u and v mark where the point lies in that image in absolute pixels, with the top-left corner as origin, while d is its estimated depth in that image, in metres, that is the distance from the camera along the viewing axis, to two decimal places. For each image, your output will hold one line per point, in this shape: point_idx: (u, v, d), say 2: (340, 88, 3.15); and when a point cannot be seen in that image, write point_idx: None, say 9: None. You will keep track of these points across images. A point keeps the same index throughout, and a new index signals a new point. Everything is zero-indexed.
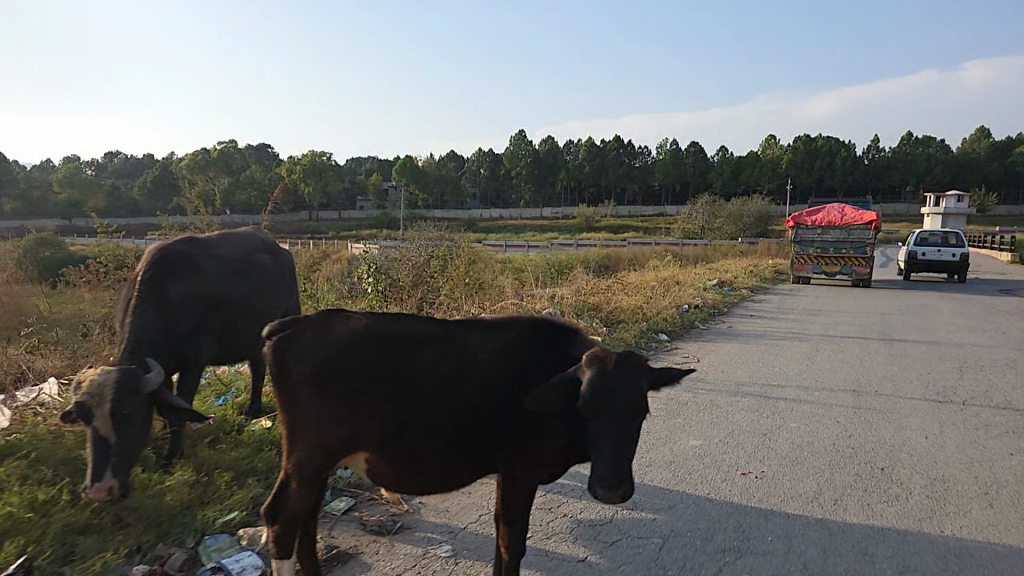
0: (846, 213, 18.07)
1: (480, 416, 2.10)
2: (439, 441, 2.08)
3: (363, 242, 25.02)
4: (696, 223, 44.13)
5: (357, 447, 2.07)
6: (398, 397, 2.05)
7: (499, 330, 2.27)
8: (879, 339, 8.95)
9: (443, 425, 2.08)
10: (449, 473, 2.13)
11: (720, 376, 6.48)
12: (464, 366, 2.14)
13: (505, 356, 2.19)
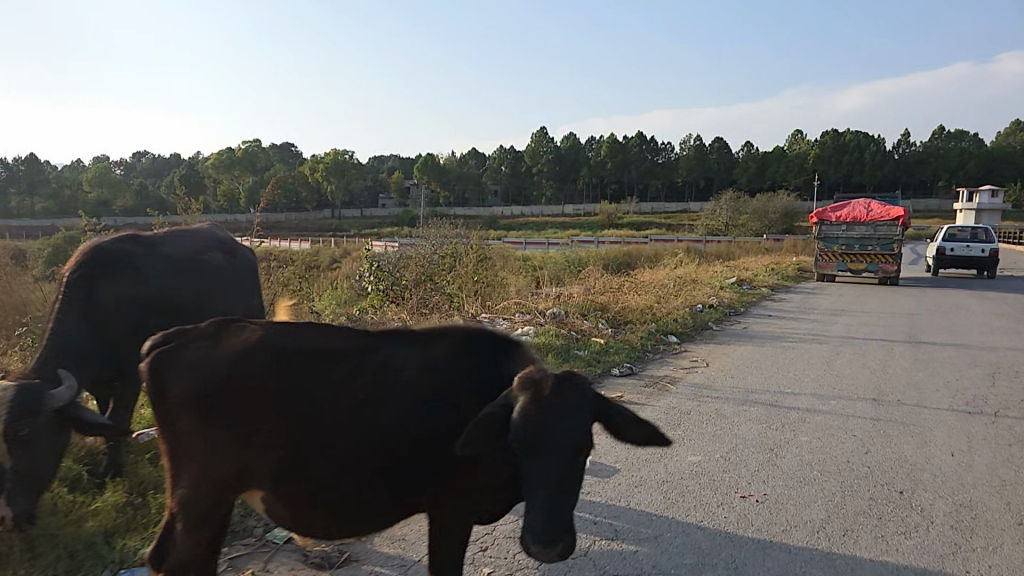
0: (872, 209, 17.50)
1: (398, 449, 1.75)
2: (347, 479, 1.74)
3: (381, 240, 24.91)
4: (719, 219, 42.80)
5: (252, 484, 1.73)
6: (298, 424, 1.72)
7: (431, 341, 1.92)
8: (904, 341, 8.44)
9: (350, 461, 1.74)
10: (364, 515, 1.79)
11: (728, 382, 6.06)
12: (376, 387, 1.78)
13: (430, 373, 1.82)
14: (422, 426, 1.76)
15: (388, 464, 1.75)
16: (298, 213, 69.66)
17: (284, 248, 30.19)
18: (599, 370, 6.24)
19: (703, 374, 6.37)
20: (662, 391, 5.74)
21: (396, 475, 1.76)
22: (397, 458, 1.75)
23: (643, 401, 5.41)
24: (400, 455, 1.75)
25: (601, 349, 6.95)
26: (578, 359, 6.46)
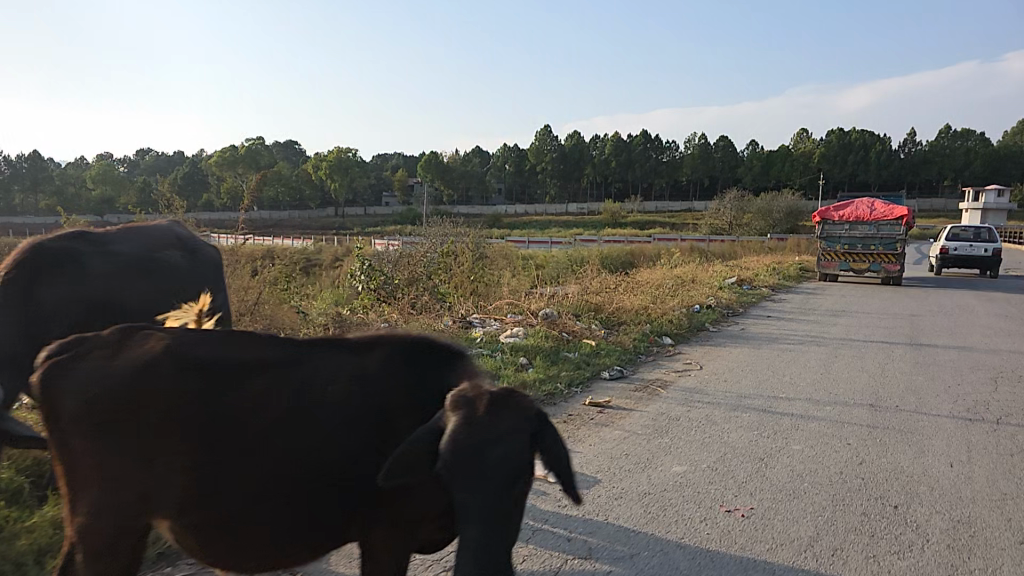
0: (876, 208, 17.26)
1: (321, 469, 1.66)
2: (259, 508, 1.65)
3: (382, 238, 24.78)
4: (724, 218, 42.75)
5: (161, 509, 1.64)
6: (210, 443, 1.64)
7: (361, 352, 1.84)
8: (905, 344, 8.22)
9: (267, 486, 1.65)
10: (285, 542, 1.68)
11: (721, 386, 5.87)
12: (291, 406, 1.69)
13: (351, 391, 1.72)
14: (345, 446, 1.67)
15: (310, 486, 1.65)
16: (301, 211, 69.55)
17: (286, 246, 30.15)
18: (589, 373, 6.05)
19: (696, 378, 6.17)
20: (652, 395, 5.55)
21: (320, 498, 1.66)
22: (320, 479, 1.66)
23: (632, 406, 5.22)
24: (322, 477, 1.65)
25: (593, 351, 6.77)
26: (568, 362, 6.28)
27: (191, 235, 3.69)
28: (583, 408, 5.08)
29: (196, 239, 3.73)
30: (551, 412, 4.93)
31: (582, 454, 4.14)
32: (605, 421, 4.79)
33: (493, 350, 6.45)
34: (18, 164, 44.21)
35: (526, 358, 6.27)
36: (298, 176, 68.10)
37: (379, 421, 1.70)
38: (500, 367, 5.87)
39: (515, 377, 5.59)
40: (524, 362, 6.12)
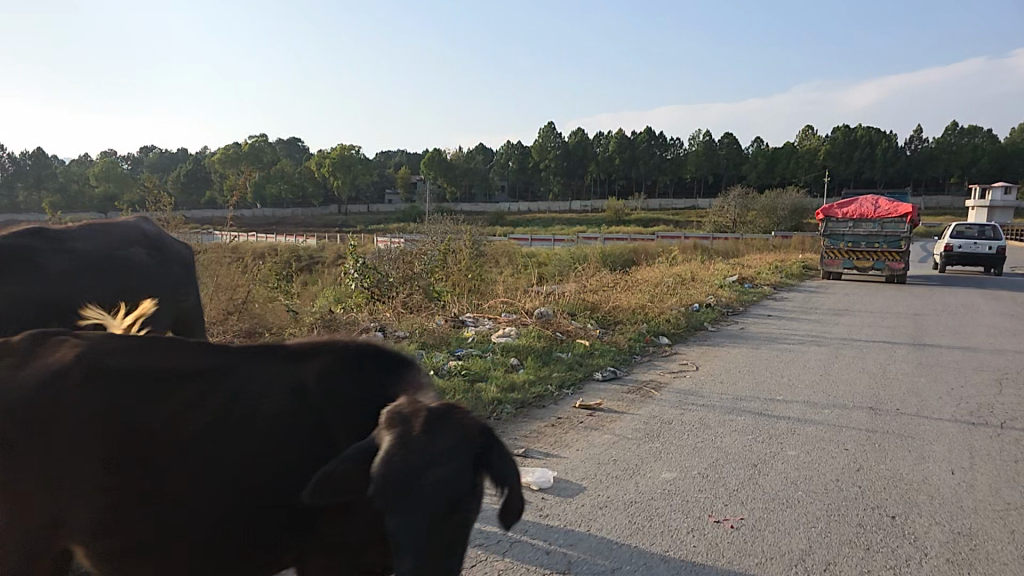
0: (880, 206, 17.04)
1: (253, 482, 1.69)
2: (183, 528, 1.67)
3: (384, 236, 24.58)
4: (728, 216, 42.46)
5: (79, 524, 1.64)
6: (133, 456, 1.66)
7: (296, 363, 1.90)
8: (908, 344, 8.04)
9: (197, 498, 1.67)
10: (216, 556, 1.70)
11: (717, 389, 5.70)
12: (219, 420, 1.73)
13: (282, 404, 1.78)
14: (279, 458, 1.72)
15: (242, 499, 1.69)
16: (304, 209, 69.44)
17: (287, 244, 29.97)
18: (581, 374, 5.90)
19: (692, 380, 6.01)
20: (646, 397, 5.40)
21: (252, 512, 1.69)
22: (252, 492, 1.69)
23: (623, 408, 5.07)
24: (255, 490, 1.69)
25: (587, 352, 6.61)
26: (560, 362, 6.13)
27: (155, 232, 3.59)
28: (573, 412, 4.93)
29: (161, 236, 3.63)
30: (540, 415, 4.78)
31: (568, 459, 3.99)
32: (595, 425, 4.64)
33: (484, 350, 6.30)
34: (22, 162, 44.15)
35: (517, 358, 6.11)
36: (301, 173, 67.90)
37: (307, 435, 1.76)
38: (490, 367, 5.72)
39: (505, 378, 5.43)
40: (515, 362, 5.96)
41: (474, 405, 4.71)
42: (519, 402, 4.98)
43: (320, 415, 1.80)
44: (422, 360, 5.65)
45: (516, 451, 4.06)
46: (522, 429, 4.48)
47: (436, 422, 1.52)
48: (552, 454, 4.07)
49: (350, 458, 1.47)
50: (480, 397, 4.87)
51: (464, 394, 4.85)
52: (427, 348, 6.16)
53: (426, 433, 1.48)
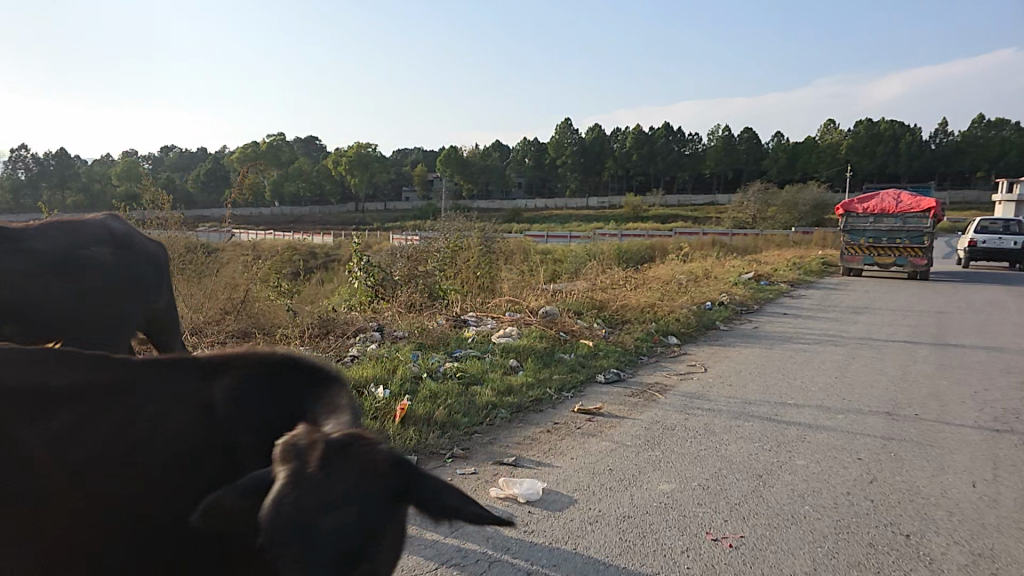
0: (902, 200, 16.57)
1: (151, 511, 1.63)
2: (69, 560, 1.56)
3: (399, 234, 24.45)
4: (747, 212, 41.83)
5: None
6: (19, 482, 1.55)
7: (206, 383, 1.85)
8: (930, 344, 7.71)
9: (89, 530, 1.58)
10: None
11: (725, 392, 5.45)
12: (117, 440, 1.68)
13: (188, 425, 1.74)
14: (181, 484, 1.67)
15: (140, 530, 1.62)
16: (322, 207, 69.73)
17: (304, 242, 29.95)
18: (583, 376, 5.68)
19: (699, 382, 5.76)
20: (649, 401, 5.17)
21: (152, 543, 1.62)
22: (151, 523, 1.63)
23: (624, 413, 4.84)
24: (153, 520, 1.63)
25: (591, 352, 6.39)
26: (561, 364, 5.91)
27: (122, 231, 3.45)
28: (570, 417, 4.71)
29: (130, 236, 3.49)
30: (535, 421, 4.58)
31: (560, 469, 3.78)
32: (592, 432, 4.42)
33: (485, 351, 6.10)
34: (46, 160, 44.77)
35: (517, 360, 5.91)
36: (319, 171, 68.16)
37: (214, 457, 1.71)
38: (487, 369, 5.52)
39: (501, 381, 5.23)
40: (514, 363, 5.76)
41: (467, 409, 4.51)
42: (515, 406, 4.77)
43: (229, 438, 1.74)
44: (418, 361, 5.46)
45: (506, 459, 3.85)
46: (515, 435, 4.28)
47: (339, 460, 1.34)
48: (545, 463, 3.85)
49: (238, 491, 1.31)
50: (473, 401, 4.67)
51: (457, 398, 4.65)
52: (425, 349, 5.98)
53: (323, 472, 1.29)
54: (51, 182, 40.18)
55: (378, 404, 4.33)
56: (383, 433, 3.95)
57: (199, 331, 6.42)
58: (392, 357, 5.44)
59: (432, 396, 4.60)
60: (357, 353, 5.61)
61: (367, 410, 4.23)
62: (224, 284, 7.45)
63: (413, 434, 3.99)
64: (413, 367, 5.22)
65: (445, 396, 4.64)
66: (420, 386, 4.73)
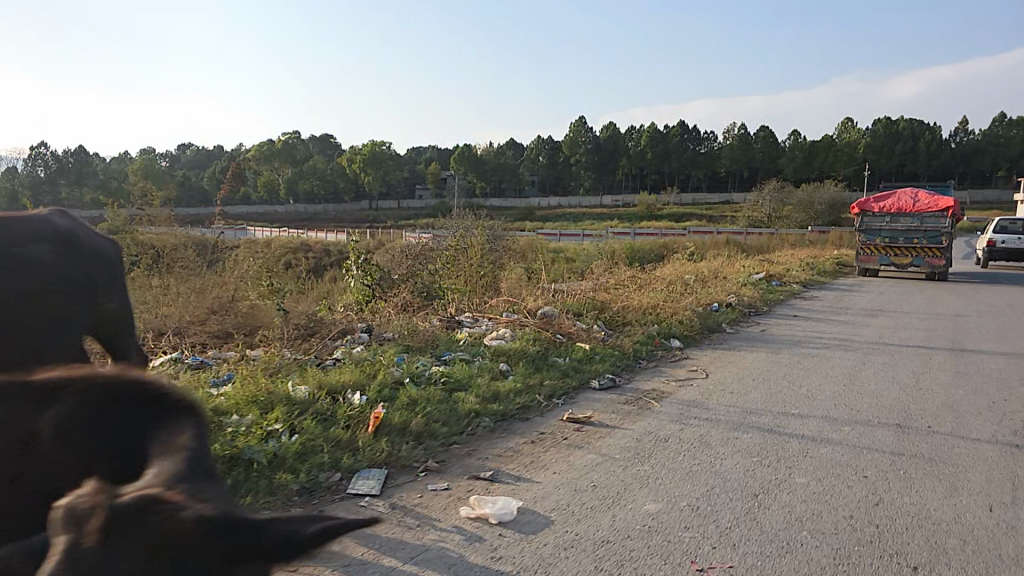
0: (919, 199, 16.12)
1: None
2: None
3: (408, 232, 24.32)
4: (762, 211, 41.30)
5: None
6: None
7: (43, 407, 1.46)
8: (945, 349, 7.36)
9: None
10: None
11: (724, 400, 5.17)
12: None
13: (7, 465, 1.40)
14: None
15: None
16: (336, 205, 69.97)
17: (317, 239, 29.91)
18: (575, 382, 5.41)
19: (698, 389, 5.48)
20: (644, 409, 4.89)
21: None
22: None
23: (615, 423, 4.57)
24: None
25: (587, 356, 6.12)
26: (554, 369, 5.65)
27: (65, 230, 3.17)
28: (558, 426, 4.45)
29: (74, 236, 3.22)
30: (520, 431, 4.32)
31: (540, 485, 3.51)
32: (579, 443, 4.15)
33: (475, 354, 5.85)
34: (64, 157, 45.36)
35: (507, 364, 5.66)
36: (333, 169, 68.37)
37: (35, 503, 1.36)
38: (475, 374, 5.27)
39: (488, 386, 4.97)
40: (504, 368, 5.51)
41: (447, 418, 4.26)
42: (499, 415, 4.51)
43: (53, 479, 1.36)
44: (402, 365, 5.22)
45: (483, 474, 3.59)
46: (496, 447, 4.02)
47: (124, 527, 1.01)
48: (524, 478, 3.59)
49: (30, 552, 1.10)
50: (455, 409, 4.42)
51: (438, 405, 4.41)
52: (413, 352, 5.74)
53: (103, 544, 0.99)
54: (70, 178, 40.68)
55: (352, 411, 4.09)
56: (354, 443, 3.70)
57: (182, 332, 6.23)
58: (375, 361, 5.21)
59: (412, 403, 4.35)
60: (341, 356, 5.38)
61: (340, 418, 3.99)
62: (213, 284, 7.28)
63: (386, 445, 3.74)
64: (397, 371, 4.98)
65: (426, 403, 4.40)
66: (399, 392, 4.49)
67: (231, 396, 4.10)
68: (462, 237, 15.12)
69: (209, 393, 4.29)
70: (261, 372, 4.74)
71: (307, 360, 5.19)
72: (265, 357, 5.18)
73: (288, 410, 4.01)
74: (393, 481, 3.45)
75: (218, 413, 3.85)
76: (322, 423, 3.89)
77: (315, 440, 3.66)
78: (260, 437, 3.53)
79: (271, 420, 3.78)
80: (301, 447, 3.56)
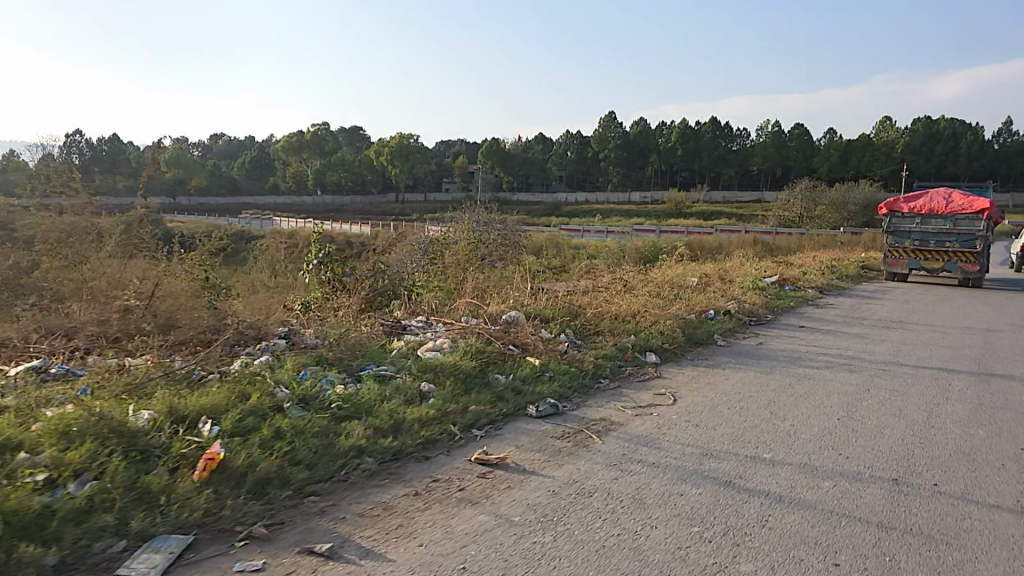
0: (953, 200, 14.79)
1: None
2: None
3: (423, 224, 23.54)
4: (793, 210, 39.81)
5: None
6: None
7: None
8: (969, 373, 6.29)
9: None
10: None
11: (682, 438, 4.21)
12: None
13: None
14: None
15: None
16: (362, 197, 69.75)
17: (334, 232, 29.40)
18: (508, 409, 4.49)
19: (655, 421, 4.52)
20: (578, 448, 3.96)
21: None
22: None
23: (534, 467, 3.65)
24: None
25: (534, 375, 5.19)
26: (487, 390, 4.74)
27: None
28: (458, 471, 3.53)
29: None
30: (405, 477, 3.42)
31: (388, 567, 2.61)
32: (473, 498, 3.24)
33: (400, 369, 4.96)
34: (102, 146, 46.10)
35: (432, 380, 4.77)
36: (361, 160, 68.14)
37: None
38: (384, 396, 4.38)
39: (392, 413, 4.08)
40: (426, 387, 4.59)
41: (313, 459, 3.38)
42: (389, 453, 3.61)
43: None
44: (298, 384, 4.37)
45: (318, 547, 2.70)
46: (363, 502, 3.12)
47: None
48: (373, 555, 2.70)
49: None
50: (330, 444, 3.54)
51: (310, 439, 3.53)
52: (324, 366, 4.88)
53: None
54: (106, 164, 40.82)
55: (188, 448, 3.26)
56: (162, 498, 2.85)
57: (75, 332, 5.45)
58: (264, 377, 4.37)
59: (275, 438, 3.48)
60: (231, 370, 4.55)
61: (166, 459, 3.16)
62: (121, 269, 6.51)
63: (205, 499, 2.88)
64: (282, 392, 4.11)
65: (293, 436, 3.53)
66: (267, 422, 3.63)
67: (44, 424, 3.32)
68: (461, 235, 14.30)
69: (33, 417, 3.52)
70: (115, 391, 3.94)
71: (189, 373, 4.39)
72: (141, 370, 4.39)
73: (104, 445, 3.19)
74: (192, 555, 2.58)
75: (8, 452, 3.07)
76: (135, 466, 3.06)
77: (110, 493, 2.83)
78: (32, 491, 2.72)
79: (66, 464, 2.97)
80: (84, 503, 2.73)
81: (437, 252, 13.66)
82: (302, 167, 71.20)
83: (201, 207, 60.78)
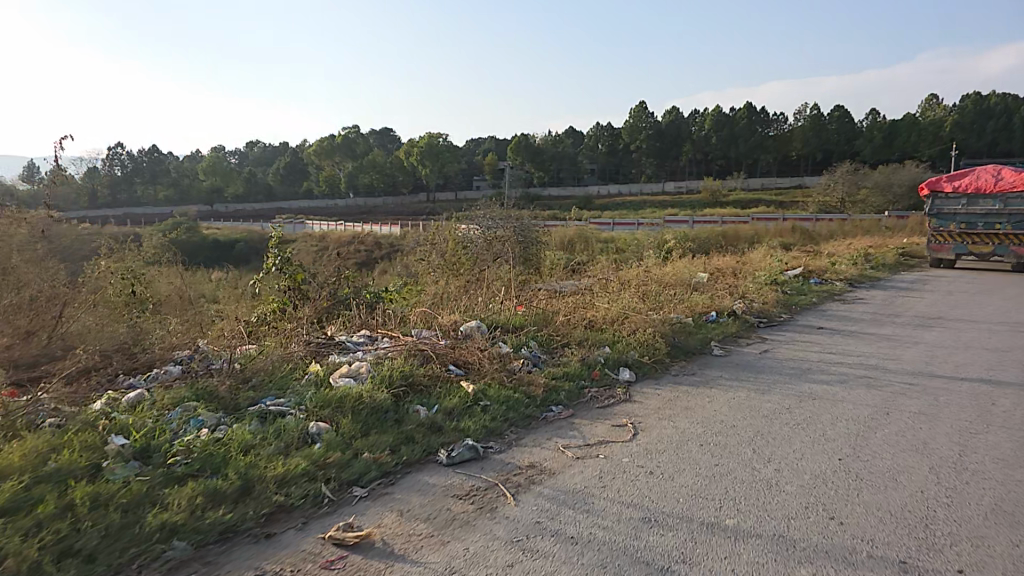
0: (1003, 177, 13.25)
1: None
2: None
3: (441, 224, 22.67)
4: (834, 195, 37.84)
5: None
6: None
7: None
8: (1017, 387, 5.14)
9: None
10: None
11: (625, 495, 3.24)
12: None
13: None
14: None
15: None
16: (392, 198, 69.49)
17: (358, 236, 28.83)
18: (410, 455, 3.58)
19: (597, 468, 3.56)
20: (481, 515, 3.02)
21: None
22: None
23: (407, 548, 2.74)
24: None
25: (463, 407, 4.26)
26: (393, 429, 3.85)
27: None
28: (299, 558, 2.64)
29: None
30: (221, 570, 2.54)
31: None
32: None
33: (297, 402, 4.10)
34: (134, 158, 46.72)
35: (327, 418, 3.89)
36: (390, 161, 67.91)
37: None
38: (255, 442, 3.52)
39: (248, 468, 3.22)
40: (315, 429, 3.71)
41: (99, 548, 2.54)
42: (214, 530, 2.76)
43: None
44: (150, 429, 3.54)
45: None
46: None
47: None
48: None
49: None
50: (133, 524, 2.70)
51: (107, 518, 2.69)
52: (202, 402, 4.04)
53: None
54: None
55: None
56: None
57: None
58: (111, 421, 3.58)
59: (60, 516, 2.66)
60: (82, 411, 3.75)
61: None
62: (32, 279, 5.80)
63: None
64: (117, 443, 3.29)
65: (82, 516, 2.71)
66: (62, 494, 2.82)
67: None
68: (465, 235, 13.38)
69: None
70: None
71: (24, 416, 3.61)
72: None
73: None
74: None
75: None
76: None
77: None
78: None
79: None
80: None
81: (438, 254, 12.75)
82: (333, 170, 71.36)
83: (236, 213, 61.40)
